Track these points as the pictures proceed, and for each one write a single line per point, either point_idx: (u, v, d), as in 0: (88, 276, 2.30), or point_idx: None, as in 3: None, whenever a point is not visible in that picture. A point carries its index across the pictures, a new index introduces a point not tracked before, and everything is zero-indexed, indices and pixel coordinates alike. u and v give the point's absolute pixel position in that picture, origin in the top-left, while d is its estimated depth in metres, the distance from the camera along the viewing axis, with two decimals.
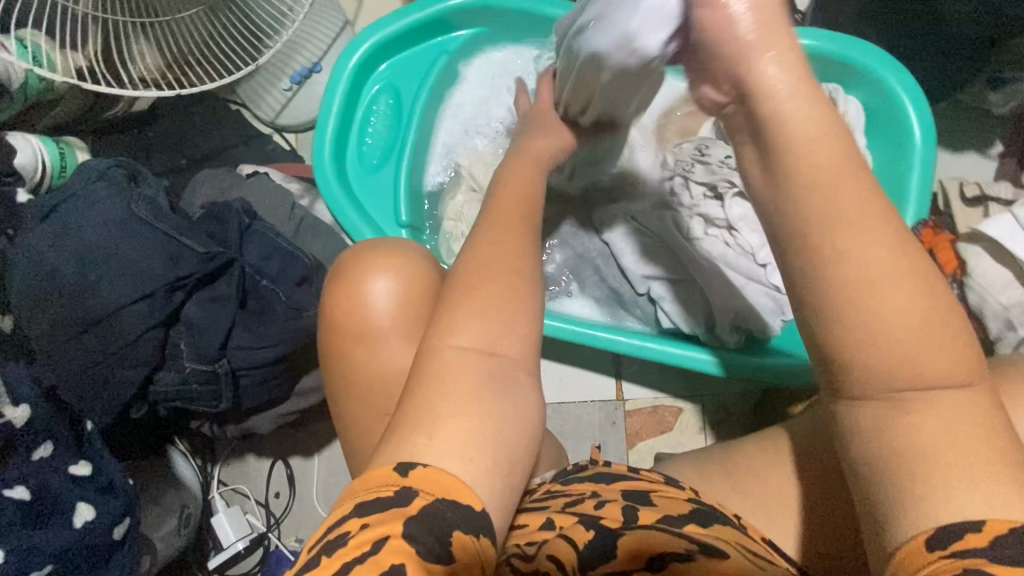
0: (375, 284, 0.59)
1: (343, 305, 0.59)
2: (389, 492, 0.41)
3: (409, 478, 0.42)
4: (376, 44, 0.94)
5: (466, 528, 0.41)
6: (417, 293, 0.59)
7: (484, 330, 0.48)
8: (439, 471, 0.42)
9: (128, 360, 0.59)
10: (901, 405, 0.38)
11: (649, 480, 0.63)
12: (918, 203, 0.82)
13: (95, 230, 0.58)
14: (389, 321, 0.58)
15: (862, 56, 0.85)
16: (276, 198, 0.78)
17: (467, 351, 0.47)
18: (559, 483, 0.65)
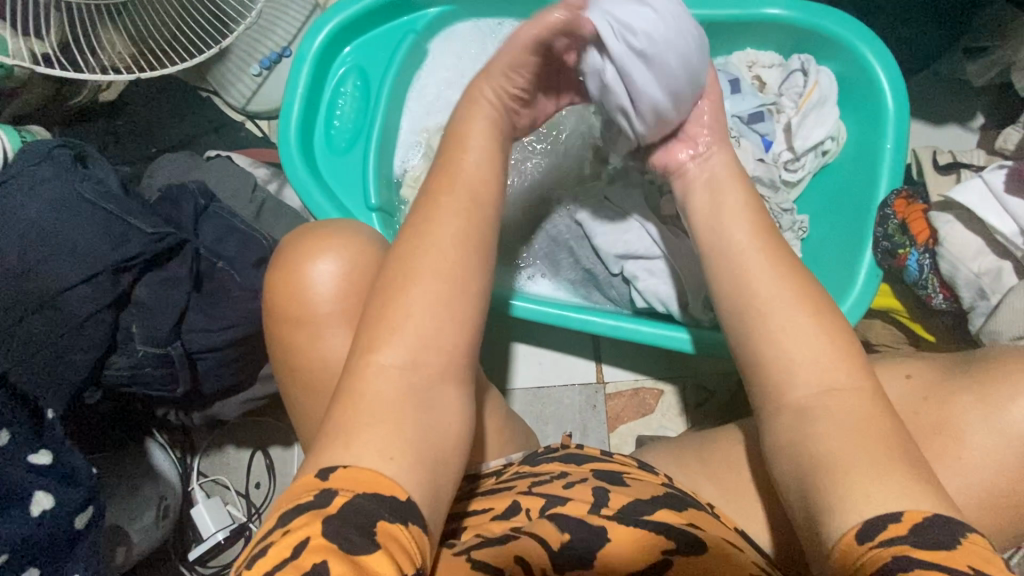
0: (326, 263, 0.58)
1: (296, 284, 0.58)
2: (310, 496, 0.43)
3: (330, 481, 0.44)
4: (340, 24, 0.92)
5: (393, 519, 0.43)
6: (365, 271, 0.58)
7: (436, 328, 0.51)
8: (359, 470, 0.45)
9: (75, 345, 0.57)
10: (809, 413, 0.51)
11: (621, 463, 0.64)
12: (890, 174, 0.80)
13: (38, 209, 0.56)
14: (341, 298, 0.58)
15: (833, 24, 0.83)
16: (237, 180, 0.76)
17: (392, 370, 0.50)
18: (528, 465, 0.64)
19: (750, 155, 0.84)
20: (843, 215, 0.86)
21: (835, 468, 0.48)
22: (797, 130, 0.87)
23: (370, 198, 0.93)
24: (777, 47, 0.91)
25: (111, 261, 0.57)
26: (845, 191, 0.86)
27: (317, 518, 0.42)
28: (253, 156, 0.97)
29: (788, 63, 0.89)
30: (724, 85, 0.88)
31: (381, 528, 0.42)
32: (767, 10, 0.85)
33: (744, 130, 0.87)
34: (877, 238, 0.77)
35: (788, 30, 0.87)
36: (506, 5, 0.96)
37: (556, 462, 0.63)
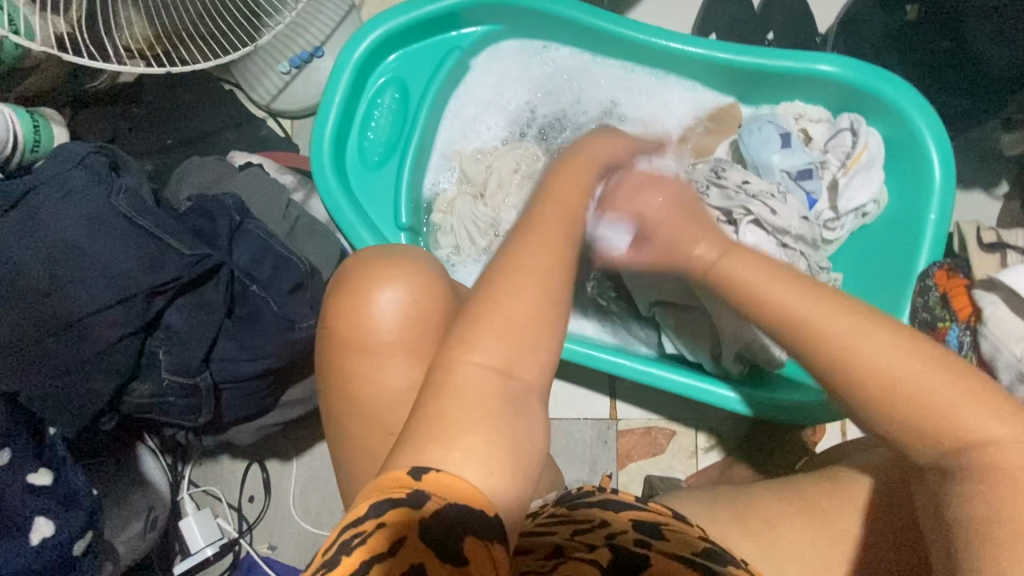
0: (381, 294, 0.53)
1: (346, 313, 0.54)
2: (401, 493, 0.39)
3: (422, 481, 0.40)
4: (384, 34, 0.88)
5: (482, 533, 0.39)
6: (431, 307, 0.54)
7: (506, 352, 0.46)
8: (453, 477, 0.41)
9: (99, 371, 0.53)
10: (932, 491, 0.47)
11: (658, 513, 0.60)
12: (932, 244, 0.80)
13: (70, 224, 0.52)
14: (392, 343, 0.53)
15: (887, 88, 0.83)
16: (271, 194, 0.72)
17: (487, 371, 0.45)
18: (564, 507, 0.60)
19: (797, 212, 0.84)
20: (878, 278, 0.85)
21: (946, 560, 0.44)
22: (842, 191, 0.86)
23: (401, 217, 0.90)
24: (826, 103, 0.90)
25: (146, 284, 0.53)
26: (880, 255, 0.86)
27: (410, 515, 0.38)
28: (277, 159, 0.92)
29: (836, 121, 0.89)
30: (774, 138, 0.87)
31: (470, 547, 0.38)
32: (821, 67, 0.84)
33: (792, 186, 0.86)
34: (916, 309, 0.79)
35: (840, 87, 0.86)
36: (554, 30, 0.93)
37: (596, 509, 0.58)
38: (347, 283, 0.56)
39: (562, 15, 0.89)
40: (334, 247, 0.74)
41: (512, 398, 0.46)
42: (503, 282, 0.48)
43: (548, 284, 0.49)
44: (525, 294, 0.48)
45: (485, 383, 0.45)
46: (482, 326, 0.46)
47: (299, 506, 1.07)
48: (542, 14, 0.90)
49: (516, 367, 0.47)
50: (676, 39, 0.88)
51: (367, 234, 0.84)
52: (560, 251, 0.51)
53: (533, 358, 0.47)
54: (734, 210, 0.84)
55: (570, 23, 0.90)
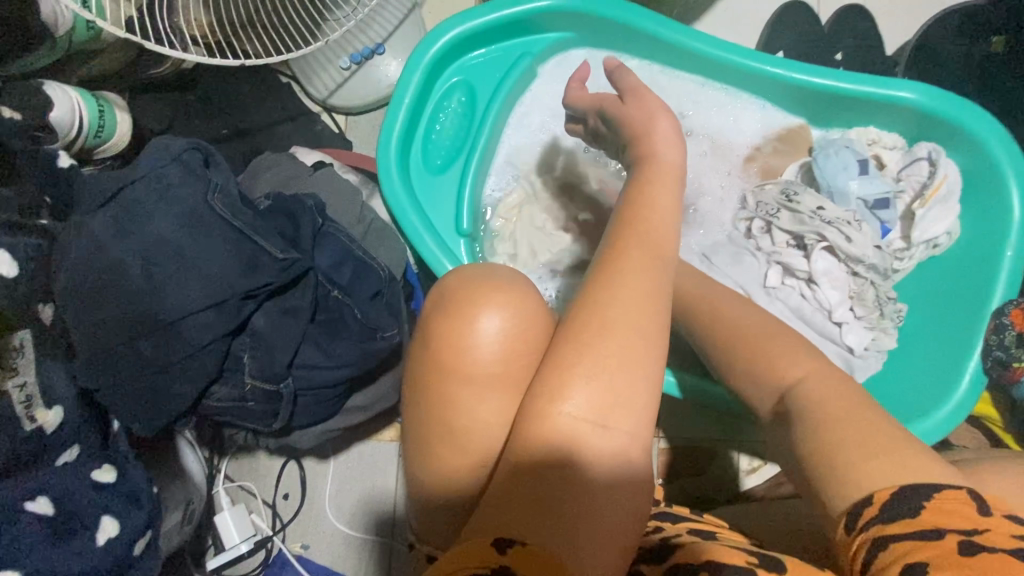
0: (480, 320, 0.52)
1: (446, 335, 0.52)
2: (483, 568, 0.38)
3: (506, 555, 0.39)
4: (457, 36, 0.87)
5: None
6: (529, 335, 0.52)
7: (600, 399, 0.43)
8: (538, 553, 0.39)
9: (186, 373, 0.52)
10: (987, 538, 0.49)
11: (715, 524, 0.60)
12: (1008, 279, 0.79)
13: (165, 222, 0.51)
14: (493, 364, 0.51)
15: (968, 119, 0.81)
16: (346, 196, 0.71)
17: (578, 422, 0.43)
18: None
19: (871, 241, 0.82)
20: (950, 318, 0.83)
21: None
22: (917, 221, 0.84)
23: (464, 223, 0.89)
24: (900, 131, 0.88)
25: (239, 288, 0.52)
26: (955, 292, 0.84)
27: None
28: (339, 157, 0.91)
29: (913, 149, 0.87)
30: (853, 164, 0.85)
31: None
32: (901, 94, 0.83)
33: (867, 215, 0.85)
34: (990, 346, 0.77)
35: (919, 114, 0.85)
36: (625, 41, 0.92)
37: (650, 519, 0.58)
38: (451, 300, 0.54)
39: (637, 26, 0.87)
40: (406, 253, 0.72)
41: (608, 446, 0.43)
42: (588, 312, 0.46)
43: (648, 328, 0.46)
44: (622, 338, 0.45)
45: (578, 435, 0.43)
46: (572, 373, 0.44)
47: (334, 506, 1.06)
48: (616, 24, 0.89)
49: (610, 418, 0.43)
50: (752, 57, 0.86)
51: (431, 240, 0.83)
52: (652, 290, 0.47)
53: (632, 404, 0.44)
54: (806, 236, 0.83)
55: (645, 34, 0.88)
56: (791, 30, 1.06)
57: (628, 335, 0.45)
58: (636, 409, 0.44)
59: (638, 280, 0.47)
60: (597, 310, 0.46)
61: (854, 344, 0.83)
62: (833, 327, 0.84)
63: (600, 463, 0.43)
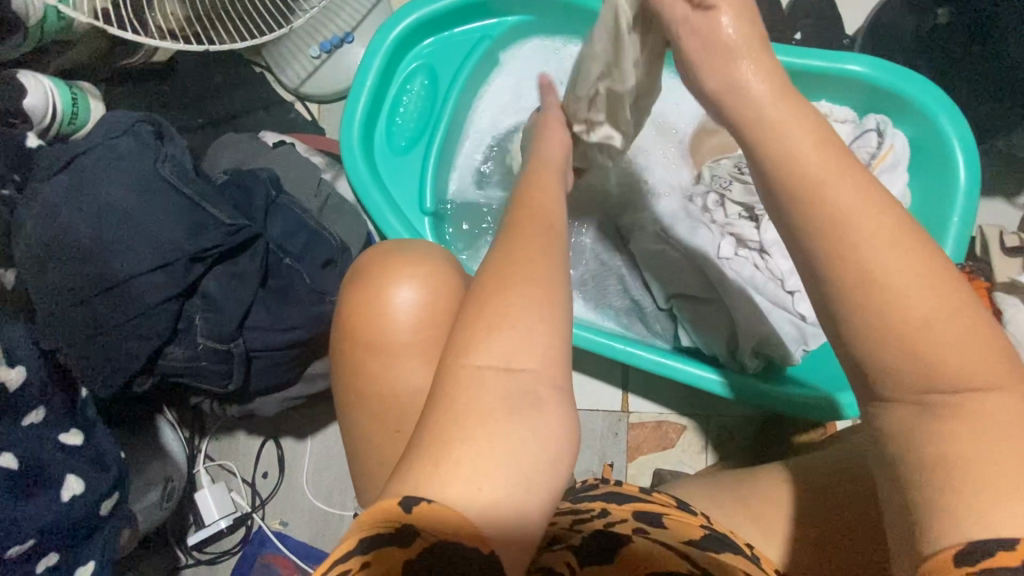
0: (397, 292, 0.58)
1: (362, 307, 0.58)
2: (390, 528, 0.39)
3: (411, 515, 0.39)
4: (416, 21, 0.90)
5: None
6: (444, 303, 0.58)
7: (508, 344, 0.44)
8: (445, 508, 0.39)
9: (139, 332, 0.55)
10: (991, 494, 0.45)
11: (661, 502, 0.59)
12: (955, 244, 0.80)
13: (116, 187, 0.54)
14: (418, 327, 0.57)
15: (912, 88, 0.83)
16: (304, 171, 0.74)
17: (485, 367, 0.44)
18: (570, 500, 0.61)
19: None
20: None
21: None
22: None
23: (426, 202, 0.91)
24: (852, 104, 0.91)
25: (188, 250, 0.55)
26: None
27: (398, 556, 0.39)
28: (306, 141, 0.94)
29: (863, 122, 0.89)
30: None
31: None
32: (847, 67, 0.85)
33: None
34: None
35: (866, 87, 0.87)
36: (582, 23, 0.94)
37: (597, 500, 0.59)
38: (364, 279, 0.60)
39: (591, 8, 0.90)
40: (363, 227, 0.75)
41: (520, 392, 0.44)
42: (497, 267, 0.48)
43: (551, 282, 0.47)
44: (522, 291, 0.46)
45: (489, 380, 0.43)
46: (479, 321, 0.45)
47: (312, 484, 1.09)
48: (571, 6, 0.91)
49: (518, 361, 0.44)
50: None
51: (393, 217, 0.85)
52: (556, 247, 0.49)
53: (535, 353, 0.45)
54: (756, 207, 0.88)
55: (599, 15, 0.91)
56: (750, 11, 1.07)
57: (530, 285, 0.46)
58: (540, 353, 0.45)
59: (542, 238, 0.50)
60: (504, 267, 0.48)
61: (807, 311, 0.85)
62: (784, 295, 0.86)
63: (512, 412, 0.43)
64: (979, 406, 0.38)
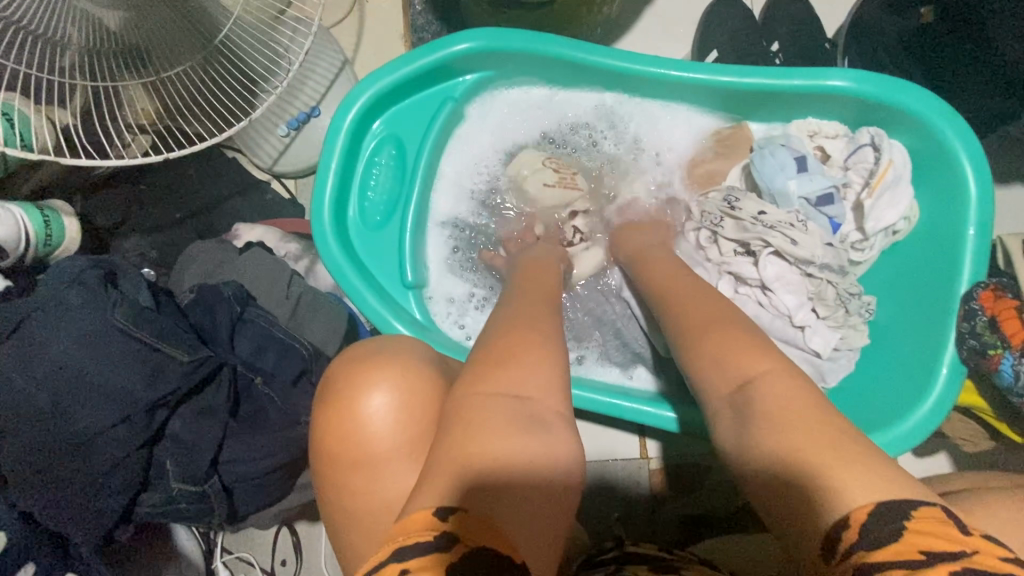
0: (376, 399, 0.53)
1: (339, 420, 0.54)
2: (428, 536, 0.38)
3: (448, 522, 0.39)
4: (374, 96, 0.86)
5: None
6: (415, 412, 0.53)
7: (516, 380, 0.48)
8: (479, 517, 0.39)
9: (110, 488, 0.53)
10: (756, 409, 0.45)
11: (683, 561, 0.60)
12: (974, 260, 0.74)
13: (67, 345, 0.52)
14: (391, 452, 0.52)
15: (906, 98, 0.77)
16: (272, 275, 0.71)
17: (492, 397, 0.46)
18: (586, 567, 0.62)
19: (819, 239, 0.79)
20: (916, 303, 0.80)
21: (792, 464, 0.42)
22: (868, 211, 0.80)
23: (408, 276, 0.89)
24: (842, 118, 0.85)
25: (145, 401, 0.53)
26: (923, 280, 0.80)
27: (439, 563, 0.37)
28: (282, 227, 0.93)
29: (855, 135, 0.84)
30: (790, 163, 0.81)
31: None
32: (833, 83, 0.79)
33: (812, 213, 0.82)
34: (963, 335, 0.72)
35: (854, 100, 0.81)
36: (546, 69, 0.90)
37: (613, 562, 0.60)
38: (336, 390, 0.56)
39: (553, 53, 0.86)
40: (341, 320, 0.73)
41: (529, 416, 0.46)
42: (489, 358, 0.50)
43: (549, 361, 0.51)
44: (526, 350, 0.51)
45: (501, 410, 0.46)
46: (501, 370, 0.48)
47: (331, 569, 1.06)
48: (531, 55, 0.87)
49: (526, 391, 0.47)
50: (673, 66, 0.84)
51: (375, 301, 0.82)
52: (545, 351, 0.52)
53: (540, 382, 0.49)
54: (752, 242, 0.80)
55: (559, 60, 0.87)
56: (723, 26, 1.01)
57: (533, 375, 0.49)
58: (540, 386, 0.48)
59: (530, 351, 0.51)
60: (500, 366, 0.49)
61: (821, 348, 0.79)
62: (795, 332, 0.80)
63: (522, 428, 0.45)
64: (773, 393, 0.46)
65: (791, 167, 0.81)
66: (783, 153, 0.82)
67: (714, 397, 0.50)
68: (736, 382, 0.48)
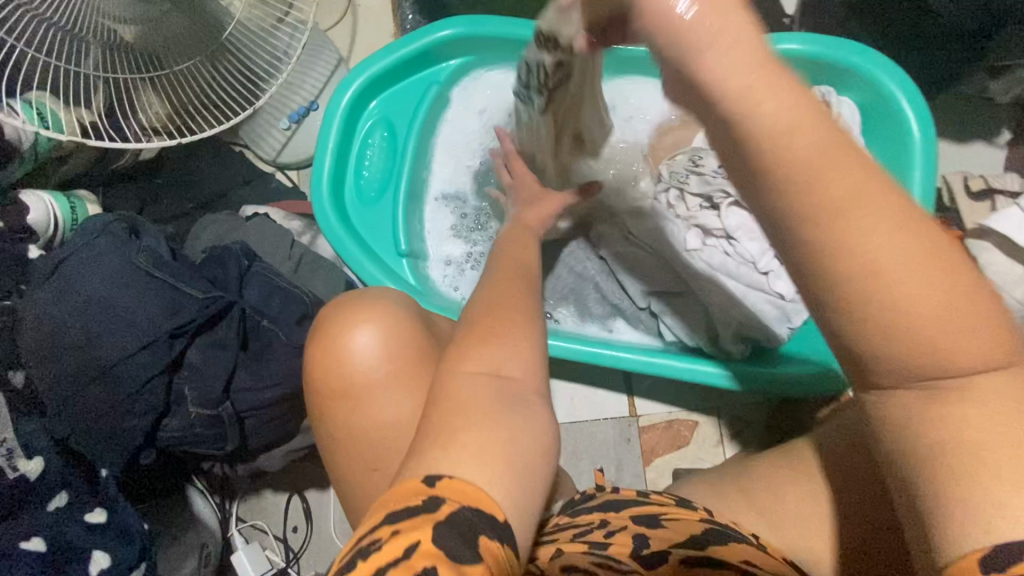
0: (362, 331, 0.59)
1: (328, 355, 0.59)
2: (418, 500, 0.42)
3: (436, 488, 0.42)
4: (366, 81, 0.95)
5: (495, 535, 0.42)
6: (406, 334, 0.60)
7: (493, 356, 0.53)
8: (464, 482, 0.43)
9: (135, 409, 0.60)
10: (940, 396, 0.33)
11: (660, 503, 0.63)
12: (921, 199, 0.80)
13: (97, 282, 0.60)
14: (378, 370, 0.58)
15: (850, 56, 0.84)
16: (275, 238, 0.79)
17: (477, 376, 0.51)
18: (568, 514, 0.63)
19: None
20: None
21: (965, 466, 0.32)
22: None
23: (402, 245, 0.96)
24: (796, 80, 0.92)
25: (166, 327, 0.61)
26: None
27: (428, 521, 0.40)
28: (286, 208, 1.01)
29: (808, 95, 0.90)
30: None
31: (485, 544, 0.41)
32: (784, 46, 0.86)
33: None
34: None
35: (804, 62, 0.88)
36: (522, 52, 0.99)
37: (596, 512, 0.61)
38: (324, 328, 0.62)
39: (528, 36, 0.94)
40: (339, 277, 0.81)
41: (509, 393, 0.51)
42: (476, 319, 0.57)
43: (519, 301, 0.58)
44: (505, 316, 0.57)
45: (480, 386, 0.50)
46: (486, 343, 0.54)
47: (340, 532, 1.12)
48: (508, 39, 0.96)
49: (504, 368, 0.53)
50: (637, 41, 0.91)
51: (371, 265, 0.90)
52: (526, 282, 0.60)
53: (521, 359, 0.54)
54: (715, 195, 0.87)
55: (533, 42, 0.95)
56: None
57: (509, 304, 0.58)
58: (522, 361, 0.54)
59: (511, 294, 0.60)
60: (485, 331, 0.55)
61: (785, 290, 0.83)
62: (761, 278, 0.85)
63: (503, 407, 0.49)
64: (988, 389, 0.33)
65: None
66: None
67: (900, 397, 0.34)
68: (935, 374, 0.33)
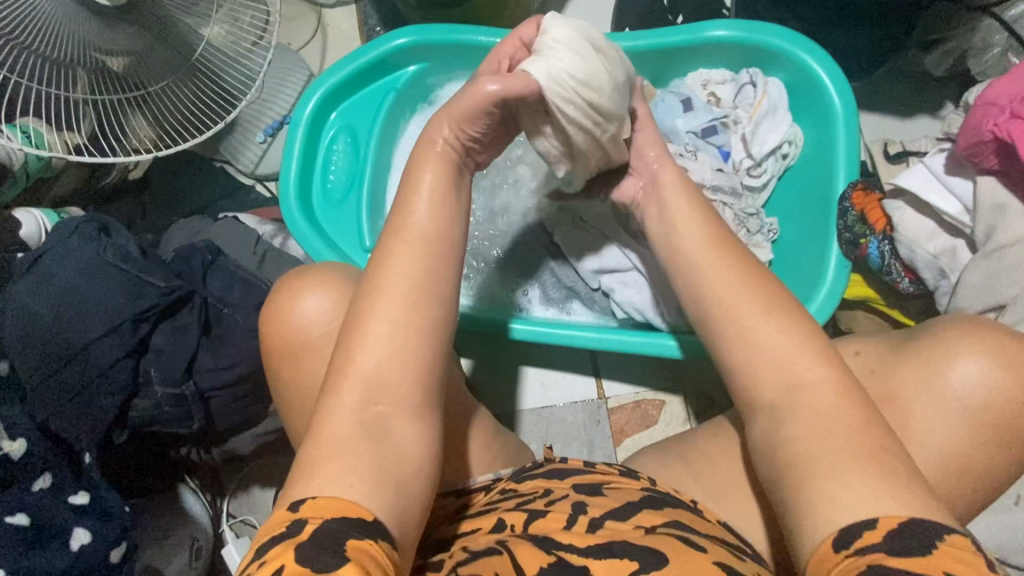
0: (310, 298, 0.65)
1: (279, 321, 0.65)
2: (283, 526, 0.47)
3: (301, 510, 0.47)
4: (327, 91, 1.02)
5: (361, 535, 0.46)
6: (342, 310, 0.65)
7: (398, 347, 0.56)
8: (326, 501, 0.48)
9: (106, 388, 0.68)
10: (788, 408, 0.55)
11: (604, 472, 0.66)
12: (845, 167, 0.84)
13: (70, 275, 0.67)
14: (326, 334, 0.65)
15: (773, 38, 0.89)
16: (241, 236, 0.86)
17: (378, 370, 0.55)
18: (514, 482, 0.67)
19: (710, 165, 0.90)
20: (808, 215, 0.89)
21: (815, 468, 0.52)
22: (754, 138, 0.92)
23: (365, 240, 1.02)
24: (729, 65, 0.96)
25: (130, 313, 0.67)
26: (813, 193, 0.90)
27: (290, 544, 0.45)
28: (260, 214, 1.08)
29: (738, 78, 0.95)
30: (676, 105, 0.94)
31: (349, 546, 0.45)
32: (713, 33, 0.91)
33: (700, 144, 0.93)
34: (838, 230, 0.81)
35: (730, 48, 0.93)
36: (470, 57, 1.05)
37: (541, 481, 0.64)
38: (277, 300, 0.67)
39: (473, 41, 1.01)
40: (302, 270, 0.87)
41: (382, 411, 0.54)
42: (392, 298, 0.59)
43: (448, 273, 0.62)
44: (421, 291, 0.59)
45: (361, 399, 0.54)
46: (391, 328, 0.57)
47: None
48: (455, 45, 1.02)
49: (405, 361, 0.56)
50: None
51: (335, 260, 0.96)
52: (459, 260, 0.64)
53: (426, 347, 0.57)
54: None
55: (480, 46, 1.02)
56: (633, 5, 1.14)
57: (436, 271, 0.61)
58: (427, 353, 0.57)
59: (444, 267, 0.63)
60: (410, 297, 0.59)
61: None
62: None
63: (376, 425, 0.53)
64: (813, 411, 0.54)
65: (683, 104, 0.94)
66: (675, 94, 0.95)
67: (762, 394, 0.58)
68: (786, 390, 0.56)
